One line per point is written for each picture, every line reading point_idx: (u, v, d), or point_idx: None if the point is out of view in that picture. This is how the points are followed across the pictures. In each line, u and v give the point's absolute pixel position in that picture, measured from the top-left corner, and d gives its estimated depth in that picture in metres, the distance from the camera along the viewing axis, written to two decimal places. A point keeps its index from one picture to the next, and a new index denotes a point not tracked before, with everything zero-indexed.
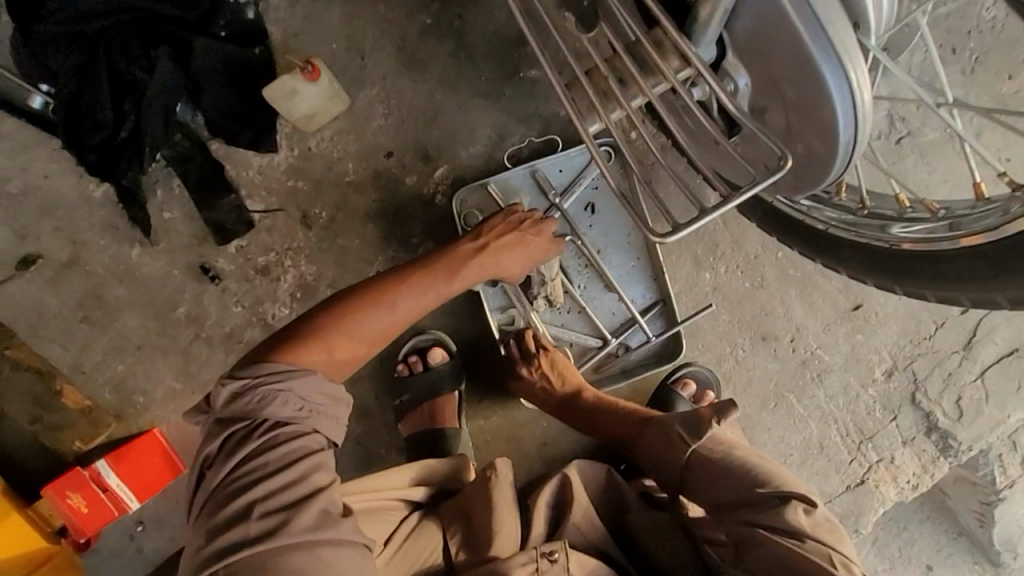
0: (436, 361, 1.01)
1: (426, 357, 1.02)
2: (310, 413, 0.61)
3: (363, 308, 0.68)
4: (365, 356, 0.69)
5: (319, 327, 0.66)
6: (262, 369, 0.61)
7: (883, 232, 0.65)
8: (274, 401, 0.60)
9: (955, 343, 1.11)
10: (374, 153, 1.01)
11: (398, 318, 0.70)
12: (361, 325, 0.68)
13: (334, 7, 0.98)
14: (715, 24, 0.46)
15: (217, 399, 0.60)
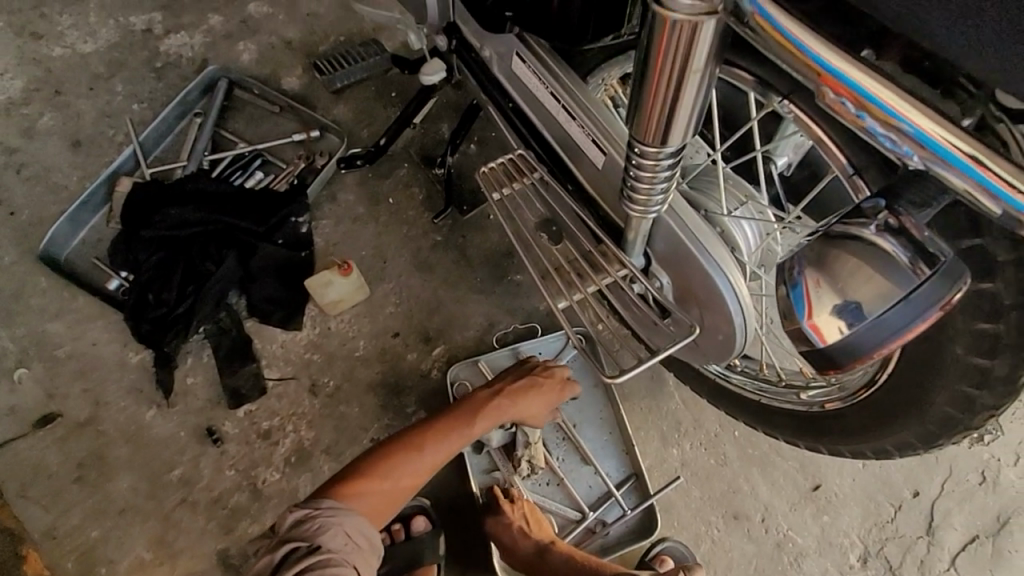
0: (419, 529, 1.04)
1: (409, 525, 1.06)
2: (353, 548, 0.74)
3: (398, 455, 0.85)
4: (399, 498, 0.84)
5: (364, 472, 0.83)
6: (320, 504, 0.76)
7: (800, 398, 0.80)
8: (327, 530, 0.73)
9: (918, 528, 1.15)
10: (384, 333, 1.20)
11: (427, 462, 0.87)
12: (396, 469, 0.84)
13: (367, 225, 1.28)
14: (638, 242, 0.68)
15: (287, 521, 0.74)
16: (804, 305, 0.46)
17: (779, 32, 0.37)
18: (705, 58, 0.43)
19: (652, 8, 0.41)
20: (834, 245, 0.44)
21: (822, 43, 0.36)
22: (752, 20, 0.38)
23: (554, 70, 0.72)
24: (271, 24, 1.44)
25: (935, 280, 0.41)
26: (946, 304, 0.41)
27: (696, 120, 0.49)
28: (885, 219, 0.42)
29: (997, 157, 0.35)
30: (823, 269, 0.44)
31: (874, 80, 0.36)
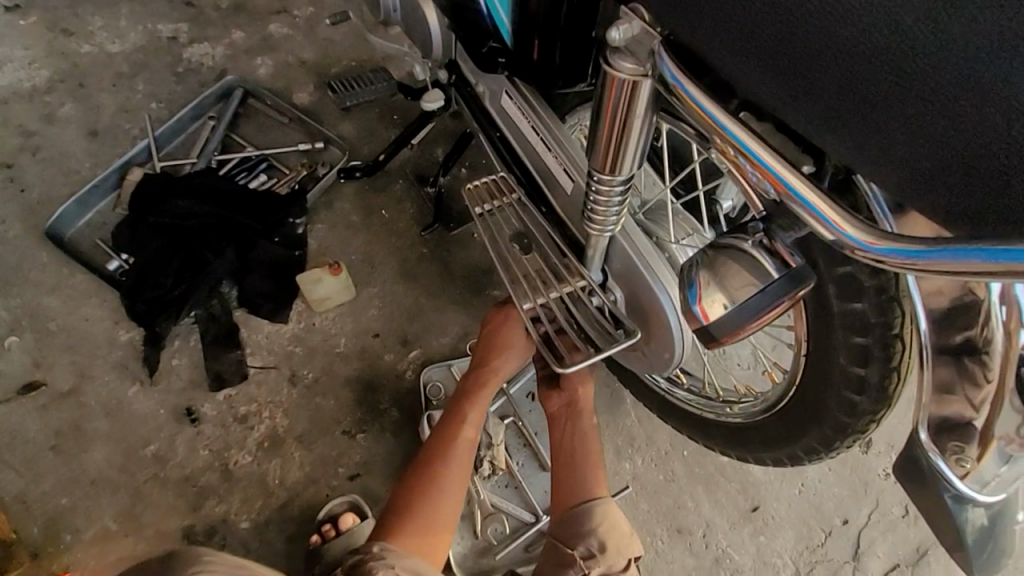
0: (348, 524, 1.05)
1: (339, 523, 1.06)
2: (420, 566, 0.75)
3: (423, 478, 0.89)
4: (449, 516, 0.87)
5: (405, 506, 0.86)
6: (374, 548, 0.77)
7: (729, 410, 0.89)
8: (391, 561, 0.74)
9: (845, 553, 1.24)
10: (365, 333, 1.28)
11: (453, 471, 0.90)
12: (431, 492, 0.88)
13: (360, 233, 1.38)
14: (597, 257, 0.79)
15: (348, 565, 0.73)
16: (692, 298, 0.52)
17: (688, 98, 0.48)
18: (644, 109, 0.55)
19: (603, 70, 0.53)
20: (720, 250, 0.50)
21: (722, 111, 0.48)
22: (674, 89, 0.49)
23: (537, 108, 0.84)
24: (289, 44, 1.57)
25: (787, 278, 0.48)
26: (795, 295, 0.48)
27: (639, 158, 0.61)
28: (760, 237, 0.50)
29: (843, 210, 0.45)
30: (710, 267, 0.50)
31: (756, 142, 0.47)
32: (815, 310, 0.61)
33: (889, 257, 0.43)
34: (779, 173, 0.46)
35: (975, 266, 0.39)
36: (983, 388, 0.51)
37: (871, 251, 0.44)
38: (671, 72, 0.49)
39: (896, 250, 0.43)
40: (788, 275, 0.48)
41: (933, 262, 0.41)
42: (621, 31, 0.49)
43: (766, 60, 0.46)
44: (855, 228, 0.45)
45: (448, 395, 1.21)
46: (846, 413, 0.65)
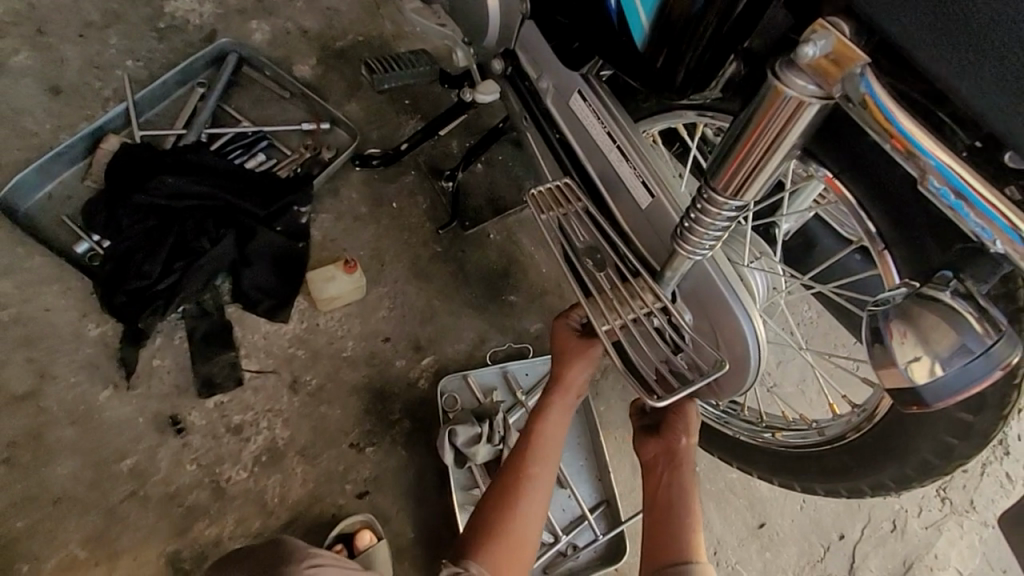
0: (364, 544, 0.97)
1: (354, 543, 0.98)
2: None
3: (504, 497, 0.88)
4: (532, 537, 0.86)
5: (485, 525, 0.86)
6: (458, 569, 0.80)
7: (778, 438, 0.87)
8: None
9: (842, 568, 1.28)
10: (374, 336, 1.18)
11: (537, 493, 0.88)
12: (513, 514, 0.86)
13: (368, 227, 1.27)
14: (676, 279, 0.73)
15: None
16: (886, 354, 0.49)
17: (883, 115, 0.42)
18: (799, 132, 0.49)
19: (768, 81, 0.47)
20: (921, 302, 0.47)
21: (932, 141, 0.42)
22: (862, 101, 0.43)
23: (615, 112, 0.78)
24: (288, 9, 1.41)
25: (1003, 342, 0.45)
26: (1009, 363, 0.46)
27: (769, 183, 0.56)
28: (956, 286, 0.48)
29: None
30: (910, 322, 0.47)
31: (974, 177, 0.41)
32: None
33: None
34: (1004, 218, 0.41)
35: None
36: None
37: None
38: (866, 81, 0.42)
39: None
40: (1006, 341, 0.45)
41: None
42: (819, 46, 0.43)
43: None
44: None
45: (466, 406, 1.13)
46: (937, 455, 0.64)
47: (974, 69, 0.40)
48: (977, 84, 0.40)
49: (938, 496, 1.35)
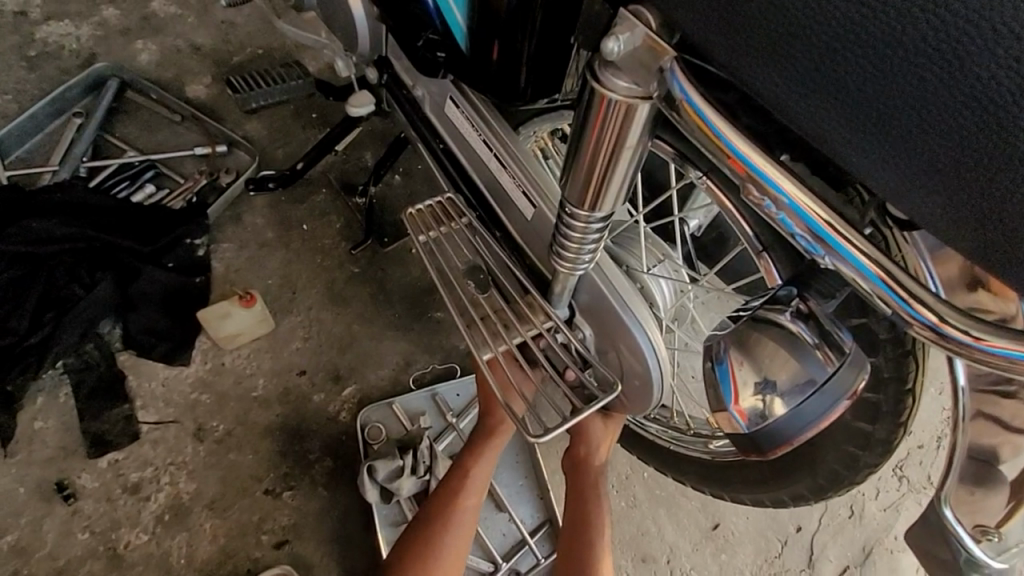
0: None
1: None
2: None
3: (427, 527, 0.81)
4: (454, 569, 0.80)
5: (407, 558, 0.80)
6: None
7: (707, 446, 0.81)
8: None
9: (801, 561, 1.24)
10: (287, 370, 1.10)
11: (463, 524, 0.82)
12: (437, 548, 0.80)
13: (276, 253, 1.18)
14: (565, 295, 0.68)
15: None
16: (729, 386, 0.45)
17: (699, 120, 0.39)
18: (638, 136, 0.45)
19: (590, 85, 0.42)
20: (757, 329, 0.43)
21: (755, 150, 0.38)
22: (678, 104, 0.39)
23: (488, 118, 0.72)
24: (178, 26, 1.32)
25: (847, 367, 0.41)
26: (855, 387, 0.42)
27: (626, 190, 0.50)
28: (798, 306, 0.42)
29: (901, 274, 0.37)
30: (746, 352, 0.43)
31: (798, 191, 0.37)
32: None
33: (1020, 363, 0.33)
34: (839, 244, 0.37)
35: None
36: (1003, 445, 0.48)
37: (999, 352, 0.34)
38: (679, 84, 0.39)
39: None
40: (848, 365, 0.41)
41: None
42: (622, 41, 0.39)
43: (882, 122, 0.33)
44: (940, 310, 0.36)
45: (391, 437, 1.05)
46: (845, 466, 0.59)
47: (807, 89, 0.35)
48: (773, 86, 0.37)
49: (895, 475, 1.32)
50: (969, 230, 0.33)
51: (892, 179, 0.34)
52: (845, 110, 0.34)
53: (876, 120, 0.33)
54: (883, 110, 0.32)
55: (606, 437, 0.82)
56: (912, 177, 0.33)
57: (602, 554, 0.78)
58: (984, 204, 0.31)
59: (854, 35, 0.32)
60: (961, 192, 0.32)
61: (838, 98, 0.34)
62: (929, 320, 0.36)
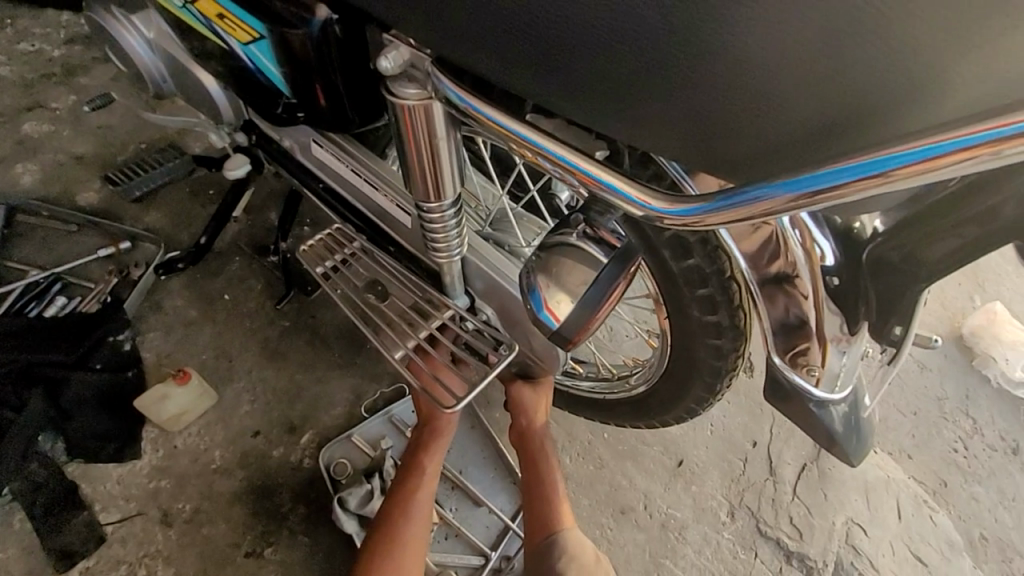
0: None
1: None
2: None
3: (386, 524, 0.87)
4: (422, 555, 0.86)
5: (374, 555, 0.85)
6: None
7: (628, 384, 0.90)
8: None
9: (763, 472, 1.34)
10: (241, 435, 1.13)
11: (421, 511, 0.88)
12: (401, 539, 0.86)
13: (205, 329, 1.22)
14: (456, 283, 0.77)
15: None
16: (537, 304, 0.49)
17: (483, 117, 0.48)
18: (444, 129, 0.54)
19: (389, 99, 0.52)
20: (556, 252, 0.48)
21: (525, 125, 0.47)
22: (465, 111, 0.49)
23: (350, 149, 0.81)
24: (55, 141, 1.35)
25: (615, 259, 0.46)
26: (630, 273, 0.46)
27: (458, 177, 0.60)
28: (584, 228, 0.47)
29: (645, 186, 0.44)
30: (546, 272, 0.48)
31: (561, 146, 0.45)
32: (660, 276, 0.64)
33: (769, 205, 0.39)
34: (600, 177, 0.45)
35: (840, 186, 0.36)
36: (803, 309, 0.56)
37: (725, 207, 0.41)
38: (456, 93, 0.48)
39: (755, 195, 0.39)
40: (614, 255, 0.45)
41: (797, 192, 0.38)
42: (393, 59, 0.49)
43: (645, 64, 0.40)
44: (676, 200, 0.43)
45: (357, 468, 1.09)
46: (716, 358, 0.69)
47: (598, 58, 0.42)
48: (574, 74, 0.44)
49: None
50: (691, 141, 0.43)
51: (626, 127, 0.44)
52: (576, 82, 0.44)
53: (597, 84, 0.43)
54: (596, 77, 0.43)
55: (540, 402, 0.91)
56: (637, 119, 0.43)
57: (557, 501, 0.86)
58: (689, 121, 0.42)
59: (554, 27, 0.42)
60: (672, 118, 0.42)
61: (569, 75, 0.43)
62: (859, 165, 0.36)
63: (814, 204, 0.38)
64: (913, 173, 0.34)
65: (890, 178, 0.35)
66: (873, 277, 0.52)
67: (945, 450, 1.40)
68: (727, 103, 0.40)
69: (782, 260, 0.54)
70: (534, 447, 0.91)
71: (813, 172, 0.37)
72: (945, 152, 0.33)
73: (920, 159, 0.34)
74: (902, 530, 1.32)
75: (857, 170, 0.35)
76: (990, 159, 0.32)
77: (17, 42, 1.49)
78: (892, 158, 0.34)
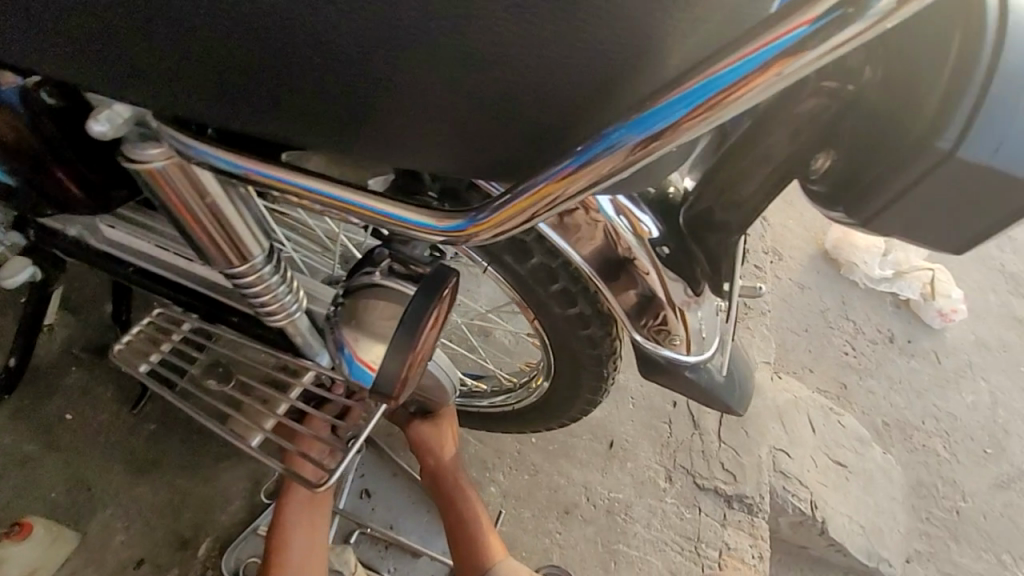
0: None
1: None
2: None
3: None
4: None
5: None
6: None
7: (528, 391, 0.87)
8: None
9: (688, 428, 1.38)
10: (122, 570, 0.97)
11: None
12: None
13: (50, 461, 1.03)
14: (313, 341, 0.67)
15: None
16: (349, 352, 0.45)
17: (248, 174, 0.40)
18: (215, 185, 0.47)
19: (129, 165, 0.44)
20: (363, 298, 0.43)
21: (298, 173, 0.40)
22: (242, 176, 0.41)
23: (148, 222, 0.69)
24: None
25: (422, 289, 0.38)
26: (434, 316, 0.39)
27: (260, 232, 0.52)
28: (391, 264, 0.42)
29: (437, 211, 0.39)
30: (352, 320, 0.44)
31: (323, 185, 0.39)
32: (512, 281, 0.61)
33: (581, 173, 0.33)
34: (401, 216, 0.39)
35: (630, 148, 0.31)
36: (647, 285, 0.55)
37: (545, 186, 0.34)
38: (222, 159, 0.40)
39: (574, 159, 0.32)
40: (420, 286, 0.38)
41: (589, 164, 0.32)
42: (109, 119, 0.41)
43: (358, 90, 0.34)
44: (451, 216, 0.39)
45: None
46: (591, 346, 0.68)
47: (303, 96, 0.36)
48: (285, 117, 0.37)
49: None
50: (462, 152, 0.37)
51: (390, 153, 0.38)
52: (309, 120, 0.37)
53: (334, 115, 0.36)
54: (328, 107, 0.36)
55: (444, 436, 0.86)
56: (395, 143, 0.37)
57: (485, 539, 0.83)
58: (448, 132, 0.36)
59: (255, 62, 0.35)
60: (427, 134, 0.36)
61: (302, 111, 0.37)
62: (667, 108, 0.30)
63: (615, 176, 0.33)
64: (701, 118, 0.29)
65: (678, 129, 0.30)
66: (694, 239, 0.53)
67: None
68: (472, 108, 0.34)
69: (616, 246, 0.54)
70: (449, 485, 0.86)
71: (599, 137, 0.32)
72: (721, 88, 0.28)
73: (700, 102, 0.29)
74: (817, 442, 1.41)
75: (642, 126, 0.30)
76: (773, 85, 0.28)
77: None
78: (673, 104, 0.29)
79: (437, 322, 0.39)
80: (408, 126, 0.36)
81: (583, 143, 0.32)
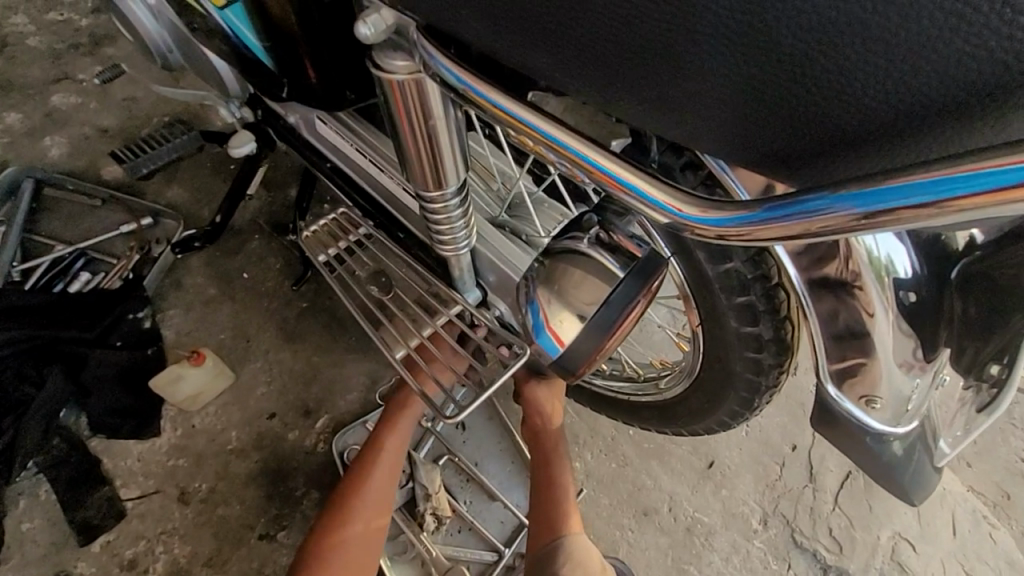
0: None
1: None
2: None
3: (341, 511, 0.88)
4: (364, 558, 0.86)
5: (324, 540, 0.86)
6: None
7: (655, 388, 0.82)
8: None
9: (802, 478, 1.24)
10: (258, 417, 1.11)
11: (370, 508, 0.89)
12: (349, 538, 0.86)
13: (224, 308, 1.20)
14: (466, 277, 0.69)
15: None
16: (538, 310, 0.47)
17: (484, 102, 0.39)
18: (440, 110, 0.47)
19: (375, 73, 0.44)
20: (562, 260, 0.46)
21: (530, 109, 0.38)
22: (464, 95, 0.40)
23: (355, 127, 0.74)
24: (82, 113, 1.35)
25: (633, 274, 0.43)
26: (646, 292, 0.43)
27: (462, 160, 0.52)
28: (597, 233, 0.44)
29: (670, 187, 0.36)
30: (551, 283, 0.46)
31: (563, 132, 0.38)
32: (691, 279, 0.56)
33: (795, 225, 0.32)
34: (633, 182, 0.36)
35: (840, 219, 0.30)
36: (866, 330, 0.47)
37: (758, 224, 0.33)
38: (454, 74, 0.39)
39: (802, 210, 0.31)
40: (632, 271, 0.43)
41: (790, 222, 0.32)
42: (373, 24, 0.41)
43: (655, 67, 0.33)
44: (711, 207, 0.35)
45: None
46: (754, 372, 0.60)
47: (592, 60, 0.35)
48: (562, 66, 0.37)
49: None
50: (740, 130, 0.34)
51: (654, 113, 0.36)
52: (584, 73, 0.36)
53: (620, 53, 0.34)
54: (616, 48, 0.34)
55: (557, 402, 0.92)
56: (670, 102, 0.35)
57: (566, 506, 0.88)
58: (735, 108, 0.33)
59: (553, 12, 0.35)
60: (708, 108, 0.34)
61: (584, 55, 0.35)
62: (904, 195, 0.28)
63: (822, 236, 0.32)
64: (1003, 200, 0.25)
65: (907, 213, 0.29)
66: None
67: (1014, 465, 1.25)
68: (791, 77, 0.30)
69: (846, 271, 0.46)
70: (548, 445, 0.93)
71: (811, 197, 0.31)
72: (985, 186, 0.26)
73: (950, 194, 0.27)
74: (957, 546, 1.19)
75: (865, 201, 0.29)
76: None
77: (45, 11, 1.48)
78: (918, 185, 0.27)
79: (650, 292, 0.44)
80: (690, 105, 0.34)
81: (788, 198, 0.32)
